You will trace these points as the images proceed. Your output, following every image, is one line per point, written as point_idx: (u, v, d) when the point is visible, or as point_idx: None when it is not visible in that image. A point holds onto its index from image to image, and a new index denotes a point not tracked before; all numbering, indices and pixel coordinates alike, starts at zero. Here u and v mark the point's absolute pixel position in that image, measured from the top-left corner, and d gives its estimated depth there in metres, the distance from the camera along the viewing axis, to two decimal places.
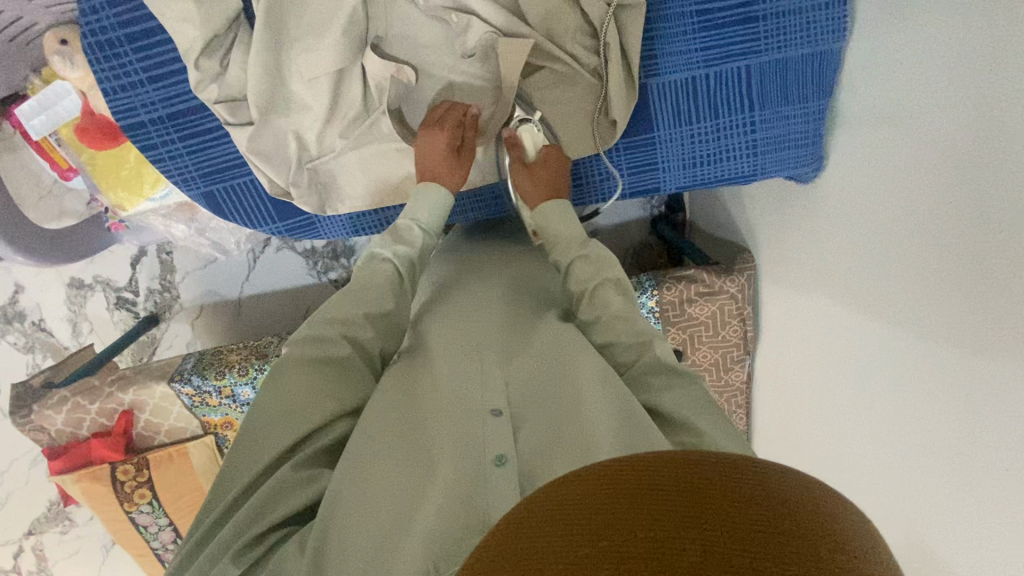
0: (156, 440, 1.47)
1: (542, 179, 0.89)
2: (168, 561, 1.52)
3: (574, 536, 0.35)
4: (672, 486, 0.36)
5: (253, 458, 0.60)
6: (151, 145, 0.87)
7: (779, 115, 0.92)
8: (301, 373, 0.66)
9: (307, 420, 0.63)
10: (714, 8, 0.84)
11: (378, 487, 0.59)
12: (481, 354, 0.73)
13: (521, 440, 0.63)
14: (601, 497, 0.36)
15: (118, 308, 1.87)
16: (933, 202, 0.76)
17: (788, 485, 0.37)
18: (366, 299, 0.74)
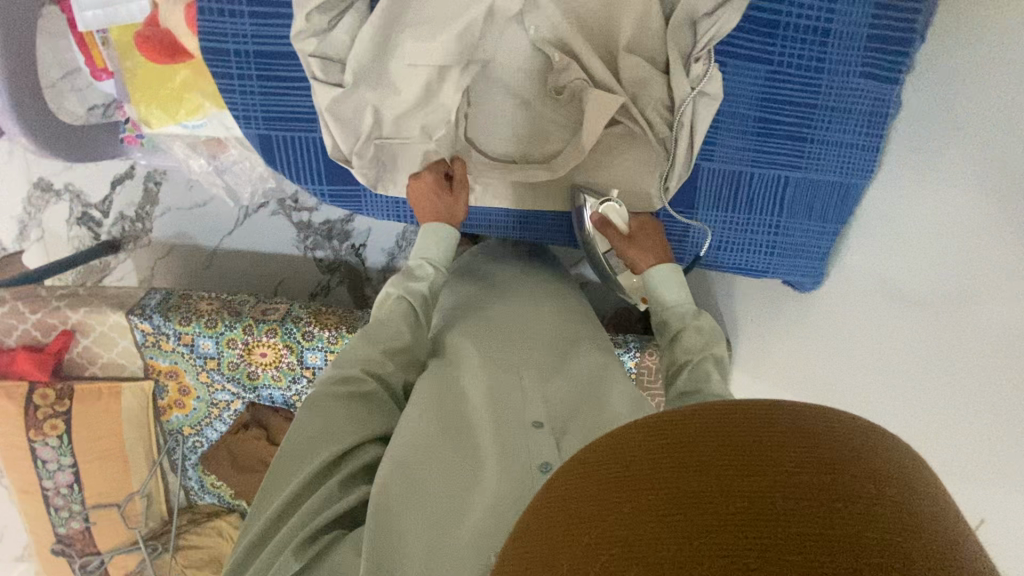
0: (88, 371, 1.35)
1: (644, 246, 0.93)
2: (55, 506, 1.37)
3: (647, 484, 0.37)
4: (706, 432, 0.38)
5: (292, 475, 0.65)
6: (227, 74, 0.87)
7: (800, 226, 1.03)
8: (329, 405, 0.70)
9: (337, 447, 0.67)
10: (774, 119, 0.95)
11: (430, 488, 0.64)
12: (521, 370, 0.78)
13: (565, 446, 0.68)
14: (673, 450, 0.38)
15: (79, 224, 1.74)
16: (928, 340, 0.86)
17: (870, 452, 0.38)
18: (389, 334, 0.79)
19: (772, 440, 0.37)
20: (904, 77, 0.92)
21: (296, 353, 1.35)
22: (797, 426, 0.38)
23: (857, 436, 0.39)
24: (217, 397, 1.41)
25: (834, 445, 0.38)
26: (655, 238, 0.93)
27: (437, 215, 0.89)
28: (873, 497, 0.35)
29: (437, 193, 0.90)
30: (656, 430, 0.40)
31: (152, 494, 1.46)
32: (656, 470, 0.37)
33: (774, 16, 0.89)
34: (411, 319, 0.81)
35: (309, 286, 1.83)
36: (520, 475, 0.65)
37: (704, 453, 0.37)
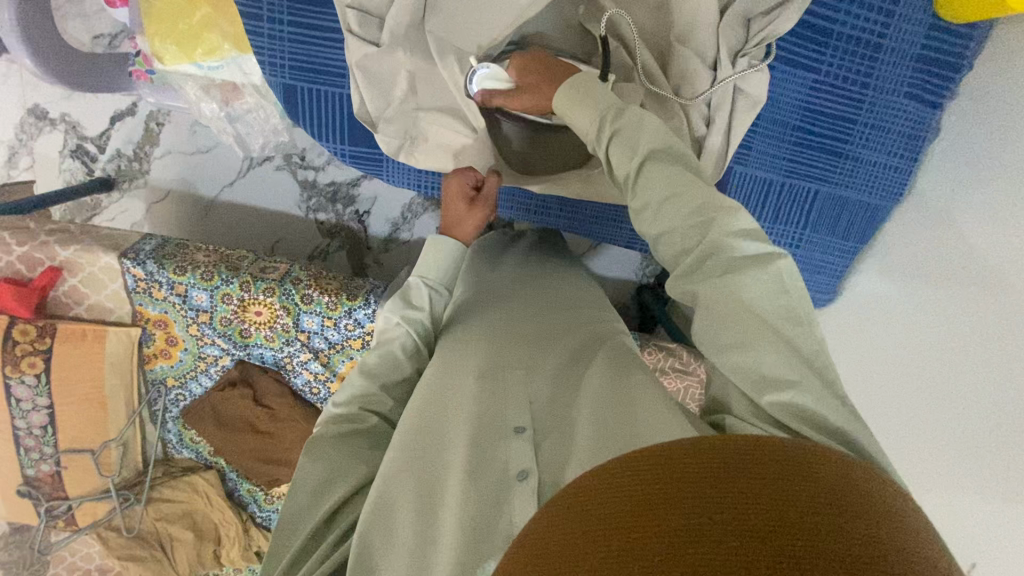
0: (73, 311, 1.30)
1: (540, 84, 0.76)
2: (24, 447, 1.32)
3: (614, 530, 0.35)
4: (676, 473, 0.37)
5: (299, 526, 0.68)
6: (256, 16, 0.82)
7: (822, 242, 1.02)
8: (328, 449, 0.73)
9: (342, 490, 0.70)
10: (811, 130, 0.93)
11: (404, 511, 0.65)
12: (506, 370, 0.75)
13: (543, 452, 0.66)
14: (641, 488, 0.37)
15: (72, 157, 1.66)
16: (938, 368, 0.86)
17: (839, 481, 0.37)
18: (388, 370, 0.80)
19: (757, 478, 0.36)
20: (945, 101, 0.91)
21: (292, 315, 1.31)
22: (765, 460, 0.38)
23: (842, 471, 0.38)
24: (205, 351, 1.37)
25: (799, 479, 0.36)
26: (542, 68, 0.76)
27: (447, 224, 0.88)
28: (858, 535, 0.34)
29: (458, 205, 0.86)
30: (626, 472, 0.38)
31: (127, 444, 1.43)
32: (643, 511, 0.35)
33: (826, 24, 0.87)
34: (414, 348, 0.83)
35: (307, 249, 1.78)
36: (492, 491, 0.63)
37: (672, 495, 0.35)
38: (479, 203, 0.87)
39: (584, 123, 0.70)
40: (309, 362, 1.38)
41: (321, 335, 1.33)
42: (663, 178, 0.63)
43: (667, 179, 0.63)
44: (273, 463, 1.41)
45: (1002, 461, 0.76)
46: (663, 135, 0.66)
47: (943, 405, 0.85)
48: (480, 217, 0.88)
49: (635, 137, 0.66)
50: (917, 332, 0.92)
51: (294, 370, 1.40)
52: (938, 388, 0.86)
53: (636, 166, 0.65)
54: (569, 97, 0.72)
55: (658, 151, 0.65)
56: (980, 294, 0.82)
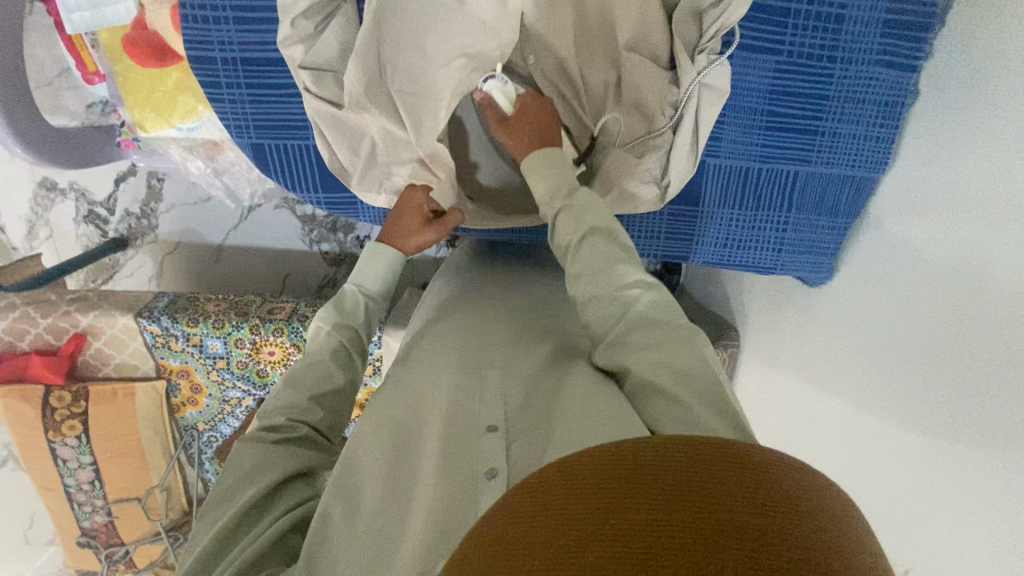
0: (102, 371, 1.38)
1: (527, 133, 0.82)
2: (77, 502, 1.41)
3: (550, 527, 0.37)
4: (611, 473, 0.39)
5: (223, 512, 0.64)
6: (215, 83, 0.85)
7: (809, 222, 1.00)
8: (254, 446, 0.69)
9: (267, 480, 0.65)
10: (780, 113, 0.91)
11: (375, 500, 0.64)
12: (483, 371, 0.76)
13: (515, 452, 0.64)
14: (580, 486, 0.39)
15: (86, 222, 1.75)
16: (936, 336, 0.85)
17: (769, 479, 0.39)
18: (318, 376, 0.75)
19: (687, 472, 0.38)
20: (921, 63, 0.87)
21: (303, 351, 1.36)
22: (695, 456, 0.39)
23: (778, 470, 0.40)
24: (228, 394, 1.44)
25: (727, 478, 0.38)
26: (535, 124, 0.82)
27: (392, 232, 0.87)
28: (778, 520, 0.36)
29: (414, 218, 0.87)
30: (567, 471, 0.40)
31: (170, 488, 1.51)
32: (570, 506, 0.38)
33: (784, 3, 0.85)
34: (342, 357, 0.78)
35: (315, 279, 1.83)
36: (462, 484, 0.61)
37: (603, 494, 0.38)
38: (433, 223, 0.87)
39: (546, 185, 0.79)
40: None
41: None
42: (600, 251, 0.73)
43: (599, 254, 0.73)
44: None
45: (999, 437, 0.74)
46: (604, 217, 0.76)
47: (937, 380, 0.83)
48: (428, 235, 0.87)
49: (580, 215, 0.76)
50: (915, 303, 0.89)
51: None
52: (941, 363, 0.83)
53: (577, 239, 0.75)
54: (542, 164, 0.79)
55: (598, 229, 0.75)
56: (972, 254, 0.79)
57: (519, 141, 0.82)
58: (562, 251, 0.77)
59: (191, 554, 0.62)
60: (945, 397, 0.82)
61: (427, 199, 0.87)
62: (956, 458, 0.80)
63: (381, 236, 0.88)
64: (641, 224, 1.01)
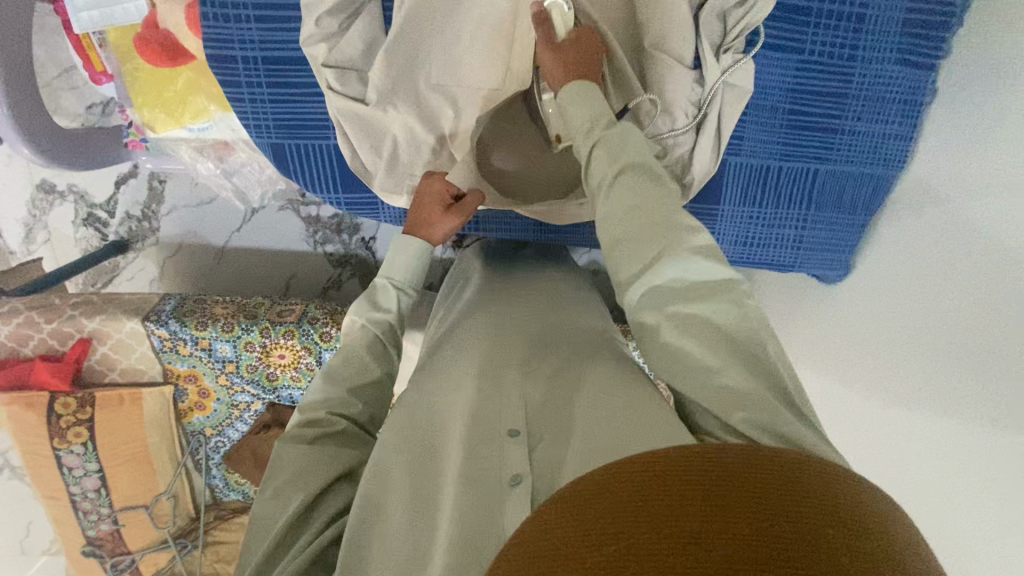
0: (107, 377, 1.35)
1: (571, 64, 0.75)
2: (82, 511, 1.39)
3: (600, 534, 0.35)
4: (660, 481, 0.37)
5: (270, 523, 0.64)
6: (235, 83, 0.83)
7: (828, 220, 1.01)
8: (294, 450, 0.68)
9: (310, 488, 0.65)
10: (801, 112, 0.91)
11: (399, 509, 0.63)
12: (500, 371, 0.73)
13: (540, 455, 0.63)
14: (629, 495, 0.36)
15: (85, 225, 1.71)
16: (956, 330, 0.86)
17: (827, 484, 0.37)
18: (353, 376, 0.75)
19: (742, 482, 0.36)
20: (941, 62, 0.88)
21: (314, 354, 1.34)
22: (748, 458, 0.38)
23: (825, 472, 0.38)
24: (237, 399, 1.42)
25: (785, 484, 0.36)
26: (587, 59, 0.75)
27: (416, 222, 0.82)
28: (840, 530, 0.34)
29: (435, 204, 0.83)
30: (609, 478, 0.38)
31: (177, 494, 1.49)
32: (614, 515, 0.36)
33: (806, 1, 0.85)
34: (376, 352, 0.77)
35: (320, 281, 1.80)
36: (486, 494, 0.60)
37: (652, 502, 0.35)
38: (453, 210, 0.83)
39: (579, 119, 0.71)
40: None
41: None
42: (637, 188, 0.64)
43: (637, 193, 0.64)
44: None
45: None
46: (646, 155, 0.68)
47: (959, 376, 0.84)
48: (448, 222, 0.82)
49: (616, 147, 0.67)
50: (934, 299, 0.90)
51: None
52: (962, 361, 0.84)
53: (614, 172, 0.66)
54: (578, 92, 0.72)
55: (637, 163, 0.67)
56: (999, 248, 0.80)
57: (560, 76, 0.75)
58: (593, 187, 0.69)
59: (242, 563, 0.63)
60: (972, 390, 0.83)
61: (450, 186, 0.83)
62: (981, 451, 0.81)
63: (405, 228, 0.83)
64: None
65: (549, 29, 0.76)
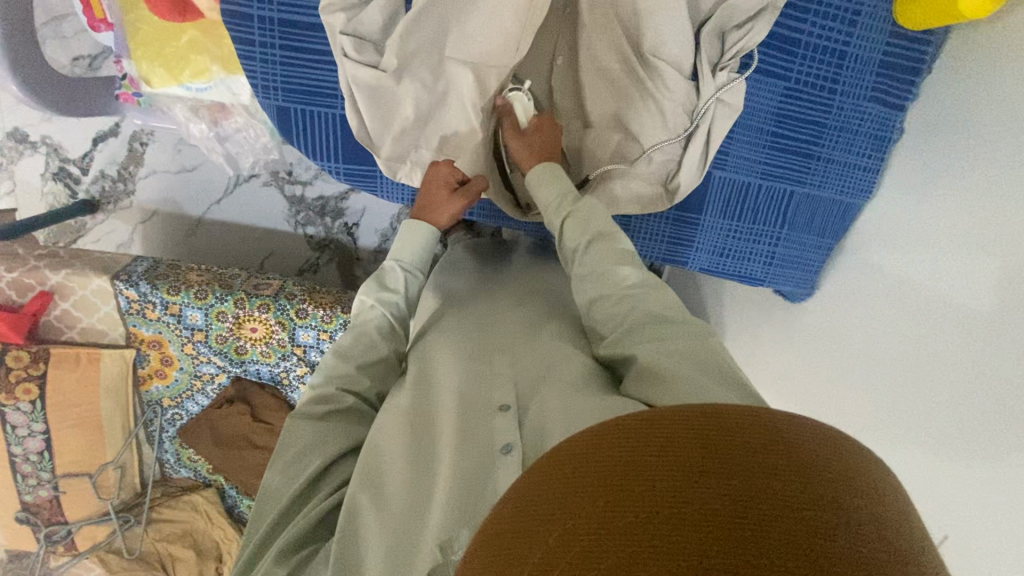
0: (66, 335, 1.30)
1: (536, 143, 0.85)
2: (21, 475, 1.31)
3: (602, 482, 0.37)
4: (658, 435, 0.39)
5: (276, 500, 0.65)
6: (248, 41, 0.84)
7: (799, 240, 1.08)
8: (301, 426, 0.70)
9: (329, 453, 0.69)
10: (783, 135, 0.98)
11: (395, 480, 0.65)
12: (491, 357, 0.75)
13: (528, 427, 0.64)
14: (631, 452, 0.38)
15: (55, 179, 1.64)
16: (922, 347, 0.92)
17: (815, 444, 0.39)
18: (362, 351, 0.76)
19: (735, 440, 0.38)
20: (907, 105, 0.98)
21: (288, 330, 1.32)
22: (740, 421, 0.40)
23: (811, 434, 0.40)
24: (201, 369, 1.38)
25: (773, 442, 0.38)
26: (549, 137, 0.85)
27: (422, 209, 0.87)
28: (826, 483, 0.37)
29: (441, 190, 0.86)
30: (614, 433, 0.40)
31: (126, 465, 1.43)
32: (616, 467, 0.38)
33: (796, 34, 0.92)
34: (386, 332, 0.79)
35: (297, 262, 1.77)
36: (477, 464, 0.62)
37: (651, 457, 0.37)
38: (457, 195, 0.86)
39: (549, 195, 0.80)
40: (305, 377, 1.39)
41: (317, 349, 1.34)
42: (604, 253, 0.73)
43: (607, 255, 0.73)
44: None
45: (982, 442, 0.81)
46: (615, 229, 0.77)
47: (935, 390, 0.89)
48: (453, 207, 0.86)
49: (586, 220, 0.76)
50: (905, 318, 0.97)
51: (291, 385, 1.41)
52: (927, 374, 0.91)
53: (585, 241, 0.75)
54: (543, 172, 0.81)
55: (604, 236, 0.75)
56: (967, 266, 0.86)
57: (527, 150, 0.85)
58: (567, 254, 0.77)
59: (250, 537, 0.65)
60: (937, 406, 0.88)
61: (455, 172, 0.87)
62: (946, 459, 0.87)
63: (413, 213, 0.88)
64: (647, 226, 1.05)
65: (512, 118, 0.86)
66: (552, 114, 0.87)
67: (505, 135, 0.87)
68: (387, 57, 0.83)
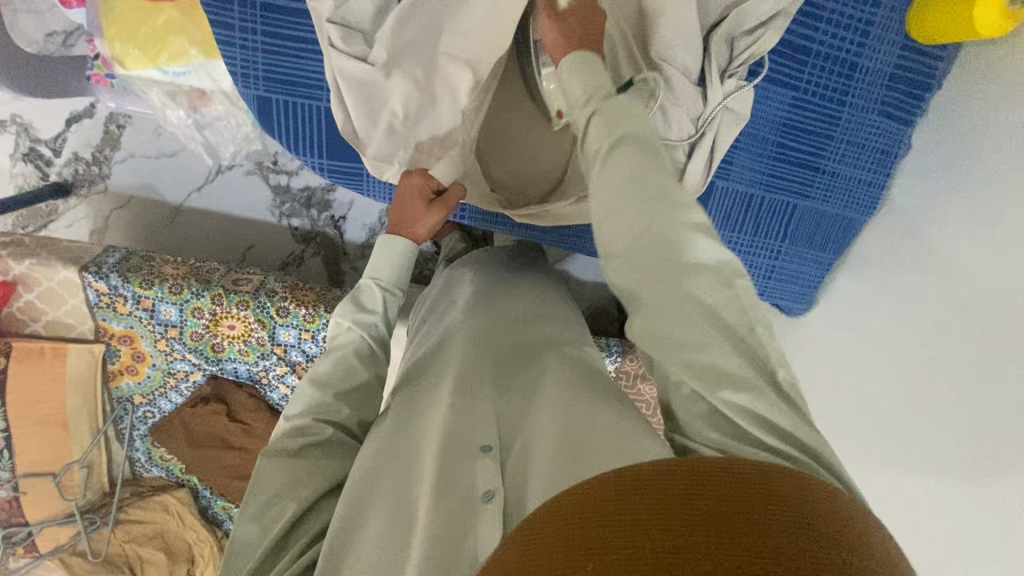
0: (30, 327, 1.23)
1: (572, 32, 0.71)
2: None
3: (591, 558, 0.34)
4: (655, 504, 0.35)
5: (249, 550, 0.61)
6: (228, 25, 0.79)
7: (799, 254, 1.05)
8: (274, 466, 0.65)
9: (305, 498, 0.64)
10: (789, 147, 0.95)
11: (370, 518, 0.60)
12: (473, 384, 0.70)
13: (510, 472, 0.61)
14: (622, 523, 0.35)
15: (25, 161, 1.55)
16: (924, 369, 0.89)
17: (827, 524, 0.36)
18: (338, 377, 0.72)
19: (741, 517, 0.34)
20: (916, 120, 0.95)
21: (268, 328, 1.27)
22: (748, 491, 0.36)
23: (821, 510, 0.37)
24: (175, 366, 1.32)
25: (783, 522, 0.35)
26: (588, 28, 0.71)
27: (398, 223, 0.82)
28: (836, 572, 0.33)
29: (417, 202, 0.81)
30: (607, 497, 0.37)
31: (92, 464, 1.37)
32: (605, 541, 0.34)
33: (806, 42, 0.88)
34: (366, 356, 0.75)
35: (280, 257, 1.70)
36: (457, 512, 0.57)
37: (646, 533, 0.34)
38: (436, 206, 0.82)
39: (573, 93, 0.66)
40: (285, 377, 1.34)
41: (298, 348, 1.29)
42: (631, 162, 0.59)
43: (636, 165, 0.59)
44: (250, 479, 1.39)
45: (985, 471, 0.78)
46: (645, 130, 0.62)
47: (930, 412, 0.87)
48: (431, 218, 0.82)
49: (612, 119, 0.62)
50: (906, 339, 0.94)
51: (270, 385, 1.36)
52: (929, 397, 0.88)
53: (608, 145, 0.61)
54: (576, 61, 0.67)
55: (634, 138, 0.61)
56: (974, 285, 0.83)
57: (559, 39, 0.70)
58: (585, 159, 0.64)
59: None
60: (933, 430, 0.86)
61: (430, 181, 0.82)
62: (945, 485, 0.84)
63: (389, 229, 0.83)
64: None
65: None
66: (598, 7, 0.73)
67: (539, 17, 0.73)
68: (377, 48, 0.78)
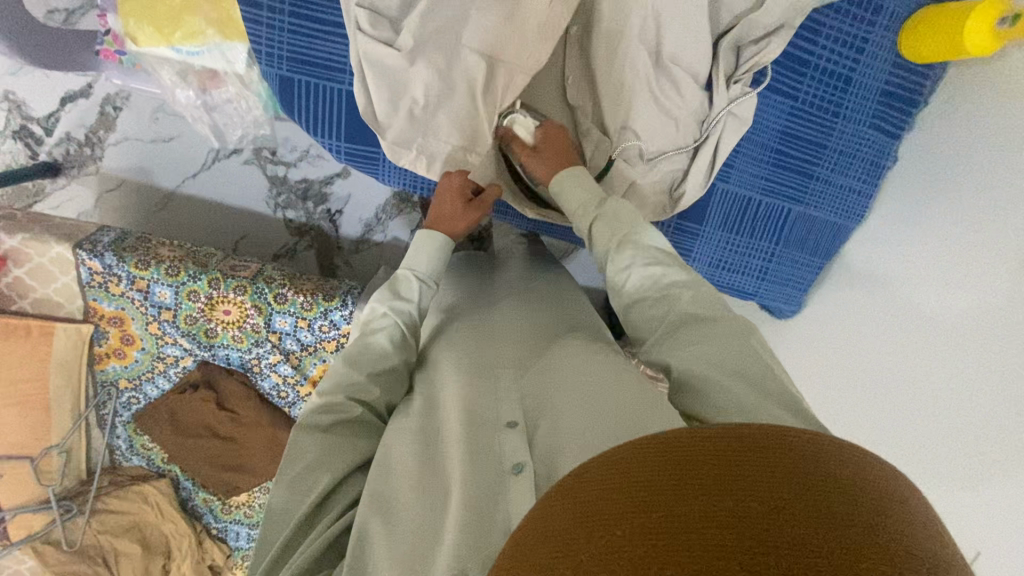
0: (16, 305, 1.19)
1: (554, 158, 0.84)
2: None
3: (646, 502, 0.35)
4: (702, 455, 0.37)
5: (285, 520, 0.64)
6: (256, 4, 0.80)
7: (792, 258, 1.10)
8: (309, 439, 0.68)
9: (337, 472, 0.66)
10: (787, 154, 1.00)
11: (403, 495, 0.63)
12: (496, 370, 0.73)
13: (537, 444, 0.62)
14: (673, 472, 0.36)
15: (14, 138, 1.50)
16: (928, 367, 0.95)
17: (865, 476, 0.38)
18: (372, 359, 0.74)
19: (785, 464, 0.36)
20: (904, 134, 1.01)
21: (264, 315, 1.25)
22: (789, 444, 0.38)
23: (859, 464, 0.39)
24: (165, 351, 1.29)
25: (826, 473, 0.37)
26: (564, 147, 0.84)
27: (436, 221, 0.86)
28: (879, 514, 0.35)
29: (456, 204, 0.85)
30: (654, 451, 0.39)
31: (71, 450, 1.32)
32: (659, 485, 0.36)
33: (806, 55, 0.94)
34: (398, 340, 0.77)
35: (272, 247, 1.69)
36: (485, 487, 0.59)
37: (697, 478, 0.36)
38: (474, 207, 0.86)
39: (577, 200, 0.80)
40: (278, 365, 1.32)
41: (294, 336, 1.28)
42: (638, 253, 0.74)
43: (643, 254, 0.74)
44: (235, 469, 1.37)
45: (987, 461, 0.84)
46: (641, 224, 0.77)
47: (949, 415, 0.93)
48: (469, 219, 0.85)
49: (615, 221, 0.77)
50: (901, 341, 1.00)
51: (262, 373, 1.34)
52: None
53: (616, 244, 0.76)
54: (566, 183, 0.81)
55: (635, 235, 0.76)
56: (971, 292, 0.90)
57: (552, 164, 0.84)
58: (601, 258, 0.78)
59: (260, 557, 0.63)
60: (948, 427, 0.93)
61: (467, 183, 0.85)
62: None
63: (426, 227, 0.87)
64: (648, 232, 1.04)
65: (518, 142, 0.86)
66: (558, 124, 0.86)
67: (521, 158, 0.86)
68: (404, 35, 0.81)
